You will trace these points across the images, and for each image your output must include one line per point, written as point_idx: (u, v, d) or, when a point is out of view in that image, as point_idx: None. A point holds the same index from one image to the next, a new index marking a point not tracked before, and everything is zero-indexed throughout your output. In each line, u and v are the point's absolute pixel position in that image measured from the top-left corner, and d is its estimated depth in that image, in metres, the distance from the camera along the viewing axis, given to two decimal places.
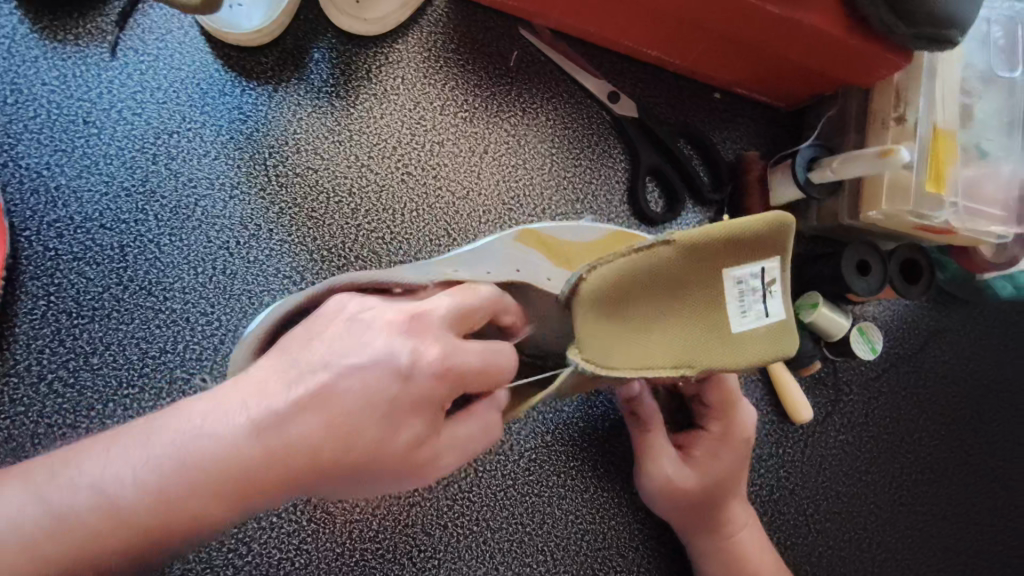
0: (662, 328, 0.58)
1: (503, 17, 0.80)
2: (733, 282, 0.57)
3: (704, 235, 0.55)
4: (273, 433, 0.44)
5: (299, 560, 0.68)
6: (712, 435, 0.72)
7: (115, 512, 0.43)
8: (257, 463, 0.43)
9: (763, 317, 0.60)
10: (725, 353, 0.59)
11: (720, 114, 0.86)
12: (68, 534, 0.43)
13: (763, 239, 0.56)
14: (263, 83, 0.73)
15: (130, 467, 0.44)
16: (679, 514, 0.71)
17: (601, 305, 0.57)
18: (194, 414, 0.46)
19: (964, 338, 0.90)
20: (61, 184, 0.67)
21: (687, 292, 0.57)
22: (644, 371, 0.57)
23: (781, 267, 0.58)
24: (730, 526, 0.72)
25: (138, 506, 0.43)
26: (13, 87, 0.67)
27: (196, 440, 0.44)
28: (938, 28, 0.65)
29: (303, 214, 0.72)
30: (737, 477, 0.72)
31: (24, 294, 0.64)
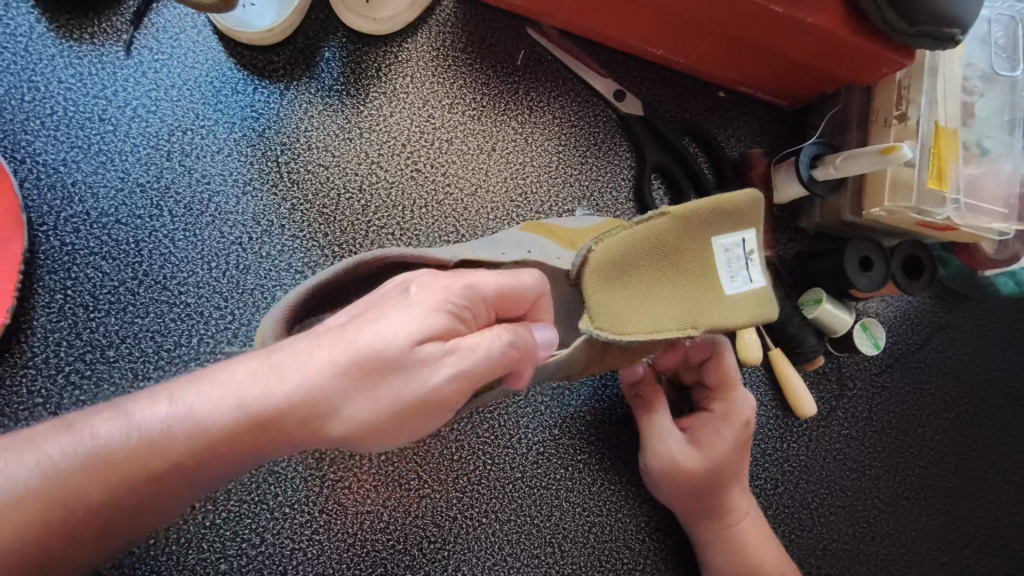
0: (664, 295, 0.63)
1: (511, 16, 0.82)
2: (720, 248, 0.64)
3: (691, 206, 0.63)
4: (276, 420, 0.42)
5: (312, 551, 0.69)
6: (714, 415, 0.74)
7: (117, 484, 0.43)
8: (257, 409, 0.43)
9: (749, 283, 0.66)
10: (723, 316, 0.64)
11: (725, 112, 0.88)
12: (72, 505, 0.43)
13: (740, 210, 0.64)
14: (274, 81, 0.74)
15: (136, 439, 0.43)
16: (681, 499, 0.72)
17: (609, 278, 0.61)
18: (203, 380, 0.44)
19: (967, 334, 0.91)
20: (77, 180, 0.68)
21: (681, 259, 0.63)
22: (659, 334, 0.61)
23: (756, 237, 0.66)
24: (730, 514, 0.73)
25: (141, 478, 0.43)
26: (31, 85, 0.68)
27: (199, 418, 0.43)
28: (940, 26, 0.66)
29: (315, 210, 0.73)
30: (738, 463, 0.73)
31: (41, 289, 0.65)
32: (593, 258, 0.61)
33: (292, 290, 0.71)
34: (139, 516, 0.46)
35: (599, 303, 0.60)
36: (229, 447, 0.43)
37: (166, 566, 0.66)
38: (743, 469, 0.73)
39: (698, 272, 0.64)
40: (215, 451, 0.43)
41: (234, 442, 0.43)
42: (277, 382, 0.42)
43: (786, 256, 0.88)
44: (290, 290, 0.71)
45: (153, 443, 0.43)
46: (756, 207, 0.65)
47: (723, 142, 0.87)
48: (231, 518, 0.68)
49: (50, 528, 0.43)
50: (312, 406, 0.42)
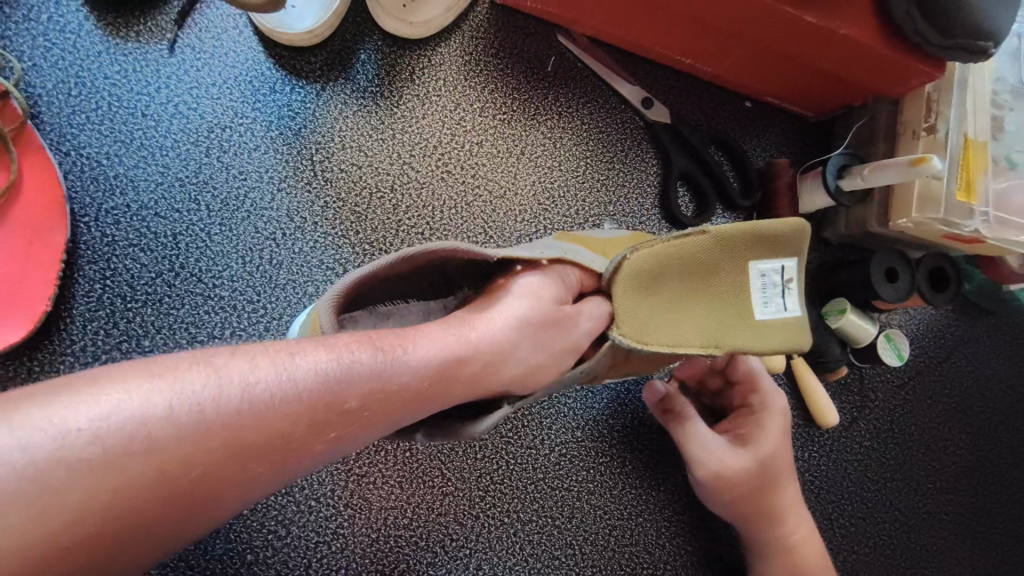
0: (697, 313, 0.64)
1: (543, 22, 0.83)
2: (757, 273, 0.66)
3: (741, 227, 0.64)
4: (469, 362, 0.51)
5: (336, 544, 0.70)
6: (752, 408, 0.75)
7: (344, 406, 0.44)
8: (462, 351, 0.51)
9: (782, 311, 0.67)
10: (749, 340, 0.65)
11: (751, 122, 0.88)
12: (303, 420, 0.43)
13: (787, 237, 0.66)
14: (311, 82, 0.75)
15: (378, 366, 0.46)
16: (745, 500, 0.71)
17: (640, 286, 0.62)
18: (421, 330, 0.50)
19: (990, 348, 0.91)
20: (119, 173, 0.69)
21: (718, 281, 0.65)
22: (678, 349, 0.62)
23: (797, 266, 0.68)
24: (791, 510, 0.73)
25: (362, 408, 0.45)
26: (78, 80, 0.69)
27: (425, 355, 0.49)
28: (972, 39, 0.66)
29: (347, 208, 0.74)
30: (786, 452, 0.74)
31: (80, 279, 0.67)
32: (627, 265, 0.61)
33: (324, 286, 0.72)
34: (308, 463, 0.44)
35: (626, 308, 0.62)
36: (441, 382, 0.49)
37: (194, 555, 0.67)
38: (790, 459, 0.74)
39: (734, 294, 0.65)
40: (428, 387, 0.48)
41: (443, 382, 0.49)
42: (472, 335, 0.52)
43: (809, 265, 0.88)
44: (322, 286, 0.72)
45: (393, 370, 0.47)
46: (801, 238, 0.66)
47: (749, 151, 0.88)
48: (258, 509, 0.69)
49: (274, 438, 0.42)
50: (497, 353, 0.52)
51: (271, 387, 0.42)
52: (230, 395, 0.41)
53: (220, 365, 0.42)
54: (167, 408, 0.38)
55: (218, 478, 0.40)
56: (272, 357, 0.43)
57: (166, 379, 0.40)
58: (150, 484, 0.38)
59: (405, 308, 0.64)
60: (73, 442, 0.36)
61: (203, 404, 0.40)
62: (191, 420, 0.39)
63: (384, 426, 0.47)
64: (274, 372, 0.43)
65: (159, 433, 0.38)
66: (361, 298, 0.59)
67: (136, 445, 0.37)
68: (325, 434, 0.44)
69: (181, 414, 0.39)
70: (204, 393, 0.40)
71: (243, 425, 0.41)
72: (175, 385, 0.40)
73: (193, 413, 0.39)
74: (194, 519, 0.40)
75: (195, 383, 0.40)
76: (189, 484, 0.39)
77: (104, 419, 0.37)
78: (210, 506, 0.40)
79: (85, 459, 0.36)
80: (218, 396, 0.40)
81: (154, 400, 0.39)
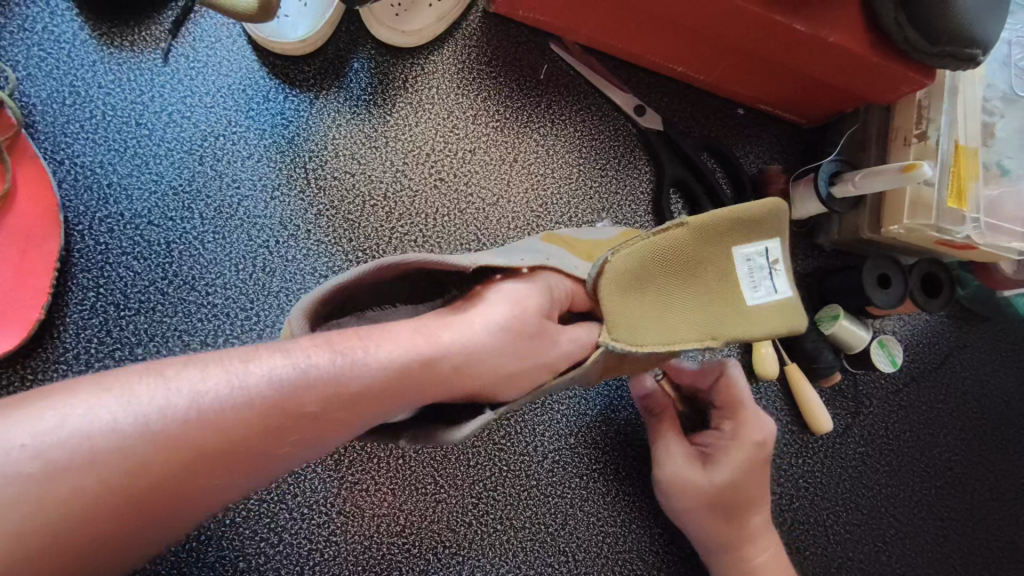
0: (685, 308, 0.64)
1: (536, 31, 0.83)
2: (741, 259, 0.66)
3: (713, 217, 0.65)
4: (441, 361, 0.51)
5: (328, 552, 0.70)
6: (724, 434, 0.74)
7: (302, 411, 0.44)
8: (414, 362, 0.50)
9: (773, 293, 0.68)
10: (743, 326, 0.66)
11: (745, 129, 0.89)
12: (259, 424, 0.43)
13: (763, 219, 0.67)
14: (304, 90, 0.76)
15: (337, 371, 0.46)
16: (703, 523, 0.72)
17: (627, 289, 0.63)
18: (384, 333, 0.50)
19: (985, 354, 0.91)
20: (113, 182, 0.70)
21: (702, 270, 0.65)
22: (674, 344, 0.63)
23: (781, 246, 0.68)
24: (756, 538, 0.72)
25: (321, 412, 0.45)
26: (72, 89, 0.70)
27: (389, 354, 0.49)
28: (960, 46, 0.67)
29: (340, 215, 0.74)
30: (757, 481, 0.72)
31: (75, 287, 0.67)
32: (610, 269, 0.62)
33: None
34: (284, 459, 0.45)
35: (618, 313, 0.62)
36: (405, 384, 0.49)
37: (187, 563, 0.67)
38: (763, 487, 0.73)
39: (720, 282, 0.66)
40: (392, 389, 0.48)
41: (406, 384, 0.49)
42: (436, 337, 0.52)
43: (803, 271, 0.88)
44: None
45: (351, 373, 0.46)
46: (781, 218, 0.68)
47: (741, 157, 0.88)
48: (250, 516, 0.69)
49: (229, 444, 0.42)
50: (471, 354, 0.53)
51: (221, 396, 0.42)
52: (178, 404, 0.41)
53: (169, 377, 0.42)
54: (112, 422, 0.39)
55: (178, 487, 0.40)
56: (224, 367, 0.44)
57: (113, 393, 0.40)
58: (102, 493, 0.38)
59: (393, 312, 0.64)
60: (14, 459, 0.37)
61: (147, 416, 0.40)
62: (137, 432, 0.39)
63: (343, 432, 0.47)
64: (225, 380, 0.43)
65: (102, 445, 0.38)
66: (349, 300, 0.59)
67: (86, 455, 0.38)
68: (287, 439, 0.44)
69: (126, 427, 0.39)
70: (150, 405, 0.40)
71: (194, 434, 0.41)
72: (123, 396, 0.40)
73: (137, 427, 0.39)
74: (161, 521, 0.41)
75: (144, 394, 0.41)
76: (144, 492, 0.39)
77: (48, 434, 0.38)
78: (181, 511, 0.41)
79: (26, 473, 0.37)
80: (164, 406, 0.41)
81: (97, 414, 0.39)
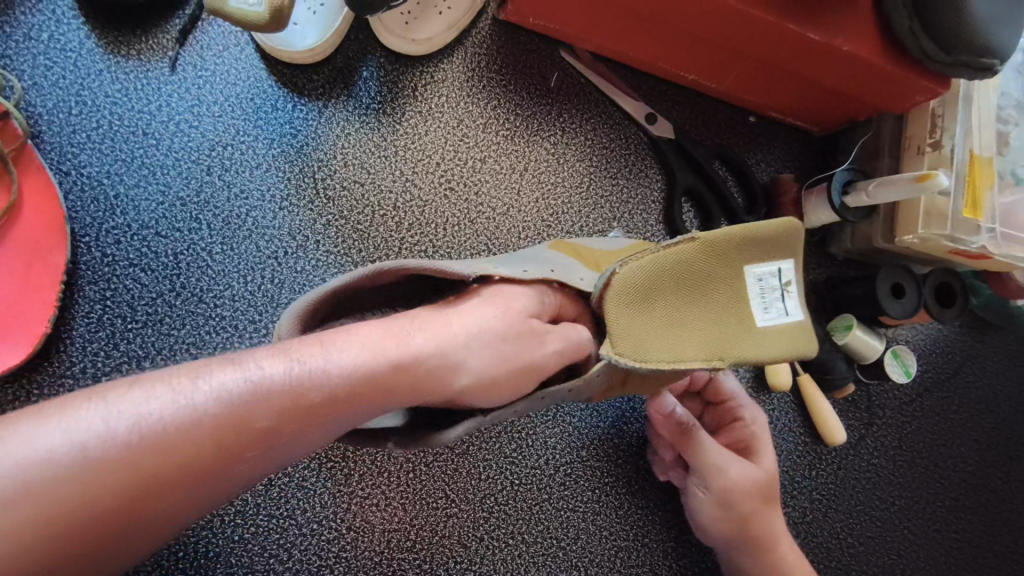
0: (690, 325, 0.63)
1: (545, 39, 0.83)
2: (753, 278, 0.66)
3: (721, 234, 0.64)
4: (413, 366, 0.48)
5: (338, 568, 0.69)
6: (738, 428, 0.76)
7: (253, 427, 0.42)
8: (386, 370, 0.47)
9: (783, 315, 0.68)
10: (754, 347, 0.65)
11: (756, 137, 0.88)
12: (203, 445, 0.41)
13: (776, 240, 0.67)
14: (313, 99, 0.75)
15: (290, 381, 0.44)
16: (758, 516, 0.71)
17: (634, 303, 0.62)
18: (346, 337, 0.48)
19: (998, 364, 0.90)
20: (120, 192, 0.69)
21: (710, 288, 0.65)
22: (682, 363, 0.62)
23: (793, 268, 0.68)
24: (783, 532, 0.72)
25: (276, 427, 0.43)
26: (78, 98, 0.69)
27: (350, 359, 0.46)
28: (976, 56, 0.66)
29: (350, 225, 0.73)
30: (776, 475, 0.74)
31: (81, 299, 0.66)
32: (617, 280, 0.61)
33: None
34: (235, 476, 0.43)
35: (621, 326, 0.61)
36: (368, 388, 0.46)
37: None
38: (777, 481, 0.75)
39: (729, 301, 0.65)
40: (353, 394, 0.46)
41: (372, 389, 0.47)
42: (406, 340, 0.49)
43: (815, 281, 0.87)
44: None
45: (311, 383, 0.44)
46: (794, 240, 0.68)
47: (752, 166, 0.87)
48: (259, 532, 0.68)
49: (176, 465, 0.40)
50: (447, 356, 0.50)
51: (162, 417, 0.40)
52: (118, 429, 0.39)
53: (111, 399, 0.41)
54: (46, 454, 0.37)
55: (129, 509, 0.39)
56: (170, 384, 0.42)
57: (52, 421, 0.39)
58: (45, 525, 0.37)
59: None
60: None
61: (86, 443, 0.38)
62: (73, 461, 0.38)
63: (314, 441, 0.46)
64: (170, 400, 0.41)
65: (37, 479, 0.37)
66: (350, 301, 0.57)
67: (18, 484, 0.36)
68: (238, 456, 0.42)
69: (62, 457, 0.38)
70: (90, 431, 0.39)
71: (135, 457, 0.39)
72: (62, 422, 0.39)
73: (73, 455, 0.38)
74: (124, 538, 0.40)
75: (83, 419, 0.39)
76: (91, 519, 0.38)
77: None
78: (132, 531, 0.40)
79: None
80: (103, 433, 0.39)
81: (35, 444, 0.37)
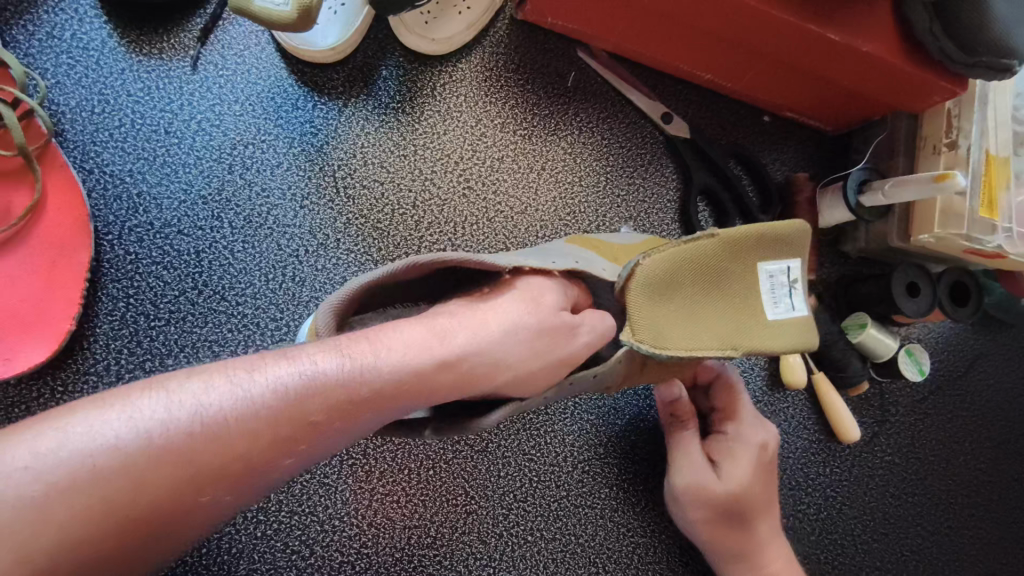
0: (705, 317, 0.64)
1: (562, 38, 0.83)
2: (765, 274, 0.67)
3: (744, 232, 0.65)
4: (458, 364, 0.49)
5: (360, 564, 0.69)
6: (727, 436, 0.74)
7: (307, 420, 0.43)
8: (433, 366, 0.48)
9: (791, 310, 0.68)
10: (764, 339, 0.65)
11: (771, 136, 0.89)
12: (259, 437, 0.42)
13: (788, 237, 0.67)
14: (332, 98, 0.75)
15: (343, 377, 0.45)
16: (710, 526, 0.71)
17: (655, 292, 0.62)
18: (395, 333, 0.48)
19: (1010, 361, 0.91)
20: (142, 191, 0.69)
21: (724, 282, 0.65)
22: (697, 351, 0.62)
23: (800, 267, 0.69)
24: (766, 541, 0.71)
25: (326, 422, 0.44)
26: (101, 97, 0.69)
27: (399, 357, 0.47)
28: (996, 57, 0.66)
29: (370, 224, 0.74)
30: (764, 487, 0.72)
31: (104, 297, 0.66)
32: (641, 272, 0.61)
33: None
34: (284, 468, 0.44)
35: (642, 313, 0.61)
36: (417, 386, 0.47)
37: None
38: (769, 491, 0.72)
39: (741, 296, 0.66)
40: (401, 391, 0.46)
41: (420, 387, 0.47)
42: (449, 338, 0.50)
43: (829, 279, 0.88)
44: None
45: (362, 379, 0.45)
46: (801, 238, 0.68)
47: (768, 165, 0.88)
48: (282, 529, 0.68)
49: (230, 455, 0.41)
50: (490, 353, 0.51)
51: (224, 408, 0.41)
52: (179, 417, 0.40)
53: (173, 388, 0.42)
54: (113, 441, 0.38)
55: (185, 498, 0.40)
56: (228, 376, 0.43)
57: (118, 409, 0.40)
58: (107, 513, 0.38)
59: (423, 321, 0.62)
60: (21, 481, 0.36)
61: (150, 431, 0.40)
62: (139, 448, 0.39)
63: (355, 434, 0.46)
64: (227, 391, 0.42)
65: (104, 465, 0.38)
66: (378, 296, 0.57)
67: (87, 468, 0.38)
68: (290, 448, 0.43)
69: (128, 444, 0.39)
70: (153, 419, 0.40)
71: (195, 446, 0.40)
72: (126, 411, 0.40)
73: (139, 443, 0.39)
74: (180, 527, 0.41)
75: (147, 408, 0.40)
76: (150, 505, 0.39)
77: (51, 454, 0.38)
78: (188, 519, 0.41)
79: (32, 495, 0.36)
80: (166, 421, 0.40)
81: (104, 431, 0.39)
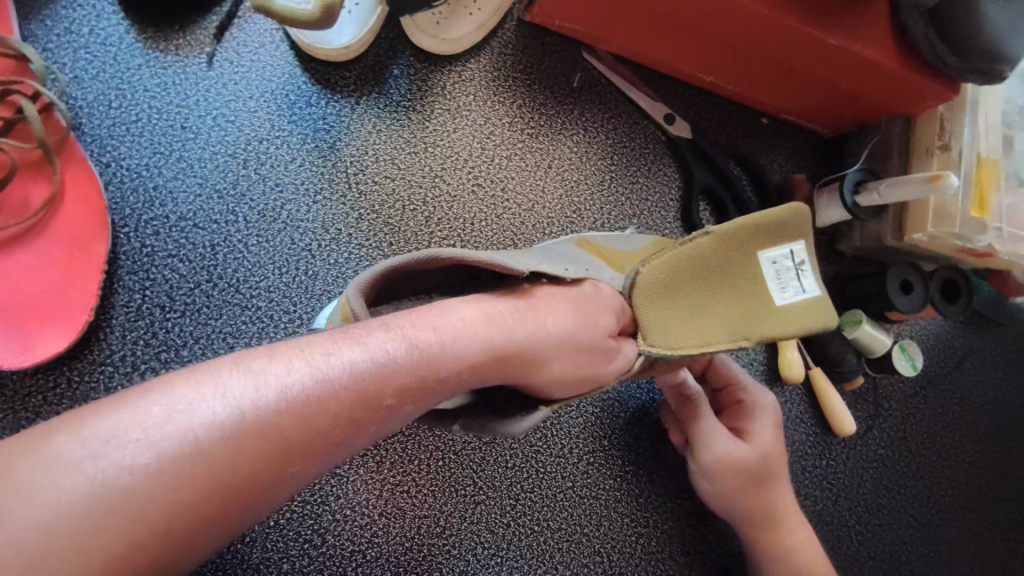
0: (713, 310, 0.65)
1: (569, 40, 0.85)
2: (767, 261, 0.68)
3: (739, 224, 0.66)
4: (526, 344, 0.52)
5: (370, 553, 0.70)
6: (742, 404, 0.77)
7: (383, 401, 0.44)
8: (492, 354, 0.50)
9: (800, 293, 0.69)
10: (774, 323, 0.67)
11: (769, 138, 0.91)
12: (339, 417, 0.42)
13: (788, 223, 0.68)
14: (346, 95, 0.77)
15: (414, 360, 0.46)
16: (741, 493, 0.72)
17: (661, 296, 0.64)
18: (452, 318, 0.50)
19: (997, 358, 0.94)
20: (158, 184, 0.70)
21: (728, 272, 0.66)
22: (708, 346, 0.64)
23: (805, 248, 0.70)
24: (788, 507, 0.74)
25: (397, 408, 0.45)
26: (118, 93, 0.71)
27: (474, 343, 0.49)
28: (988, 63, 0.69)
29: (381, 219, 0.75)
30: (781, 452, 0.75)
31: (120, 289, 0.67)
32: (641, 280, 0.64)
33: None
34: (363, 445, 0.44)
35: (652, 317, 0.64)
36: (488, 367, 0.50)
37: (231, 564, 0.68)
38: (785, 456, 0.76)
39: (747, 283, 0.67)
40: (478, 366, 0.49)
41: (486, 369, 0.50)
42: (512, 329, 0.52)
43: (825, 277, 0.91)
44: None
45: (431, 366, 0.47)
46: (801, 222, 0.69)
47: (766, 165, 0.91)
48: (294, 518, 0.69)
49: (318, 433, 0.41)
50: (536, 351, 0.53)
51: (308, 389, 0.41)
52: (267, 398, 0.40)
53: (258, 369, 0.41)
54: (212, 415, 0.39)
55: (273, 477, 0.40)
56: (306, 358, 0.43)
57: (210, 387, 0.40)
58: (205, 493, 0.38)
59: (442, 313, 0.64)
60: (127, 456, 0.36)
61: (243, 408, 0.39)
62: (232, 425, 0.39)
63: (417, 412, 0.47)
64: (308, 373, 0.42)
65: (204, 437, 0.38)
66: (396, 286, 0.59)
67: (183, 453, 0.37)
68: (367, 427, 0.44)
69: (224, 419, 0.39)
70: (243, 400, 0.40)
71: (284, 424, 0.40)
72: (218, 389, 0.40)
73: (234, 422, 0.39)
74: (258, 508, 0.40)
75: (236, 386, 0.40)
76: (243, 481, 0.39)
77: (155, 429, 0.38)
78: (273, 494, 0.40)
79: (142, 464, 0.37)
80: (255, 400, 0.40)
81: (197, 406, 0.39)
